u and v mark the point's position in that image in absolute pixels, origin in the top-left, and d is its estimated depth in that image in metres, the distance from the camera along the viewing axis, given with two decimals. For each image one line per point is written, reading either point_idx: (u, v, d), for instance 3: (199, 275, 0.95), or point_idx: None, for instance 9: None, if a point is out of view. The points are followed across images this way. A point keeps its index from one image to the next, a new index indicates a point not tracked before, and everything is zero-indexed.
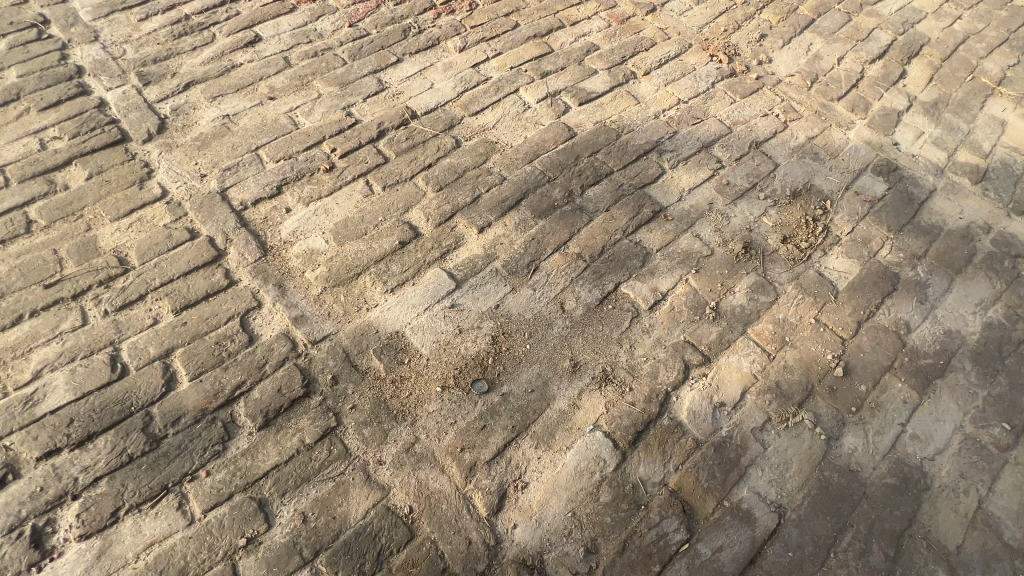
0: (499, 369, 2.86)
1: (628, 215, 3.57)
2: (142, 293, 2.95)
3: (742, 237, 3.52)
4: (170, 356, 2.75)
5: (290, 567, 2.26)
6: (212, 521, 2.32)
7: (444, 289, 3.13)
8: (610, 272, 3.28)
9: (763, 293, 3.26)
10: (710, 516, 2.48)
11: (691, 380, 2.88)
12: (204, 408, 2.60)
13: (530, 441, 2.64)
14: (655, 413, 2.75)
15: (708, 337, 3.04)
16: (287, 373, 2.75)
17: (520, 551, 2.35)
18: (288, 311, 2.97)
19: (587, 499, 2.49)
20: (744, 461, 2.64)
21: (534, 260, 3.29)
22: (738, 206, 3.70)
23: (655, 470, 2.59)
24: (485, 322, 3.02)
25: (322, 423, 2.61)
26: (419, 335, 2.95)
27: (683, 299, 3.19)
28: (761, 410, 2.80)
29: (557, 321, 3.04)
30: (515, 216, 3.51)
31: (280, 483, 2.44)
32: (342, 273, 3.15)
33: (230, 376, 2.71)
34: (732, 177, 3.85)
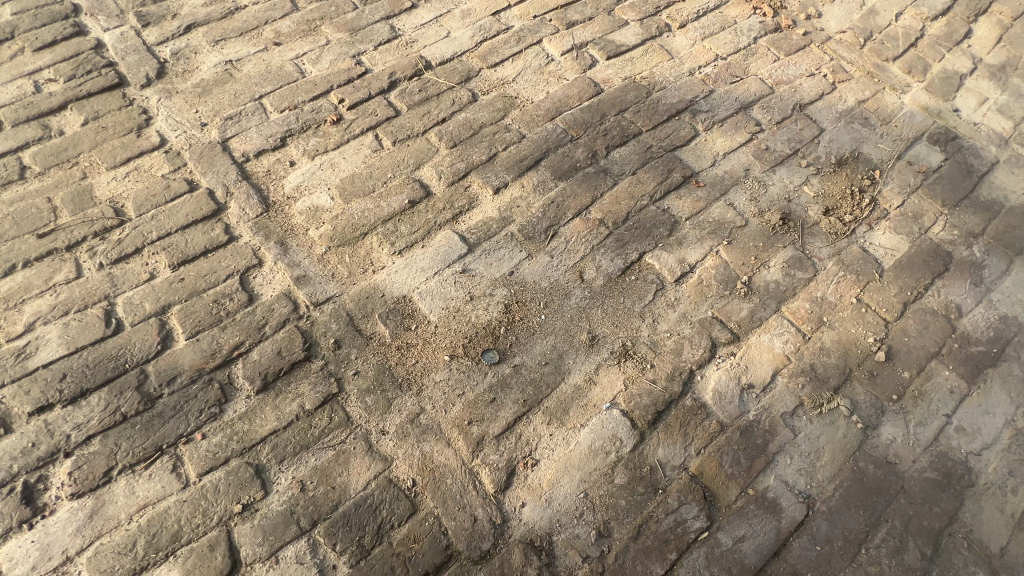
0: (511, 339, 2.68)
1: (656, 179, 3.30)
2: (138, 246, 2.80)
3: (779, 207, 3.24)
4: (167, 313, 2.61)
5: (286, 537, 2.14)
6: (208, 486, 2.22)
7: (456, 253, 2.93)
8: (634, 240, 3.04)
9: (801, 269, 3.00)
10: (733, 504, 2.31)
11: (718, 359, 2.67)
12: (201, 368, 2.47)
13: (542, 417, 2.47)
14: (677, 393, 2.56)
15: (738, 313, 2.81)
16: (288, 335, 2.60)
17: (528, 531, 2.22)
18: (290, 271, 2.80)
19: (601, 480, 2.33)
20: (772, 448, 2.45)
21: (553, 226, 3.06)
22: (777, 174, 3.39)
23: (675, 453, 2.41)
24: (498, 290, 2.82)
25: (323, 388, 2.47)
26: (427, 300, 2.77)
27: (712, 271, 2.95)
28: (793, 393, 2.59)
29: (575, 291, 2.84)
30: (533, 177, 3.26)
31: (278, 449, 2.32)
32: (347, 232, 2.96)
33: (228, 337, 2.57)
34: (772, 141, 3.53)
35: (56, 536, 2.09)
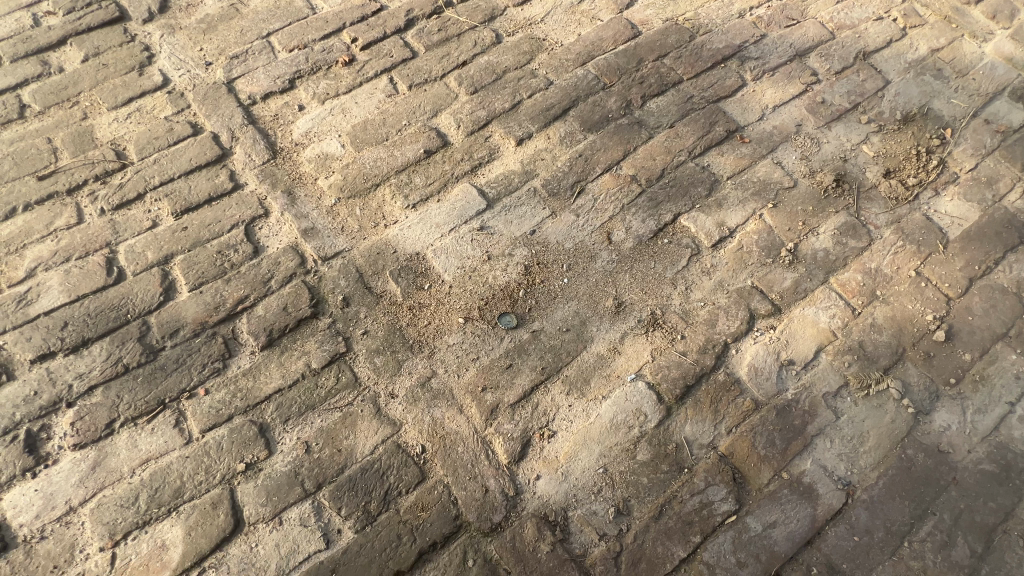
0: (530, 303, 2.49)
1: (696, 133, 2.99)
2: (140, 192, 2.65)
3: (834, 168, 2.91)
4: (169, 263, 2.49)
5: (290, 499, 2.06)
6: (211, 443, 2.14)
7: (473, 208, 2.71)
8: (668, 200, 2.77)
9: (854, 237, 2.71)
10: (764, 488, 2.14)
11: (755, 332, 2.45)
12: (204, 321, 2.36)
13: (561, 387, 2.31)
14: (709, 366, 2.36)
15: (780, 283, 2.57)
16: (294, 291, 2.46)
17: (542, 505, 2.09)
18: (297, 222, 2.63)
19: (622, 456, 2.17)
20: (811, 430, 2.25)
21: (580, 181, 2.81)
22: (833, 130, 3.04)
23: (704, 431, 2.23)
24: (518, 250, 2.62)
25: (330, 347, 2.34)
26: (442, 258, 2.59)
27: (754, 237, 2.69)
28: (837, 372, 2.37)
29: (601, 254, 2.62)
30: (560, 128, 2.98)
31: (283, 408, 2.22)
32: (358, 183, 2.77)
33: (233, 289, 2.44)
34: (829, 94, 3.16)
35: (59, 486, 2.04)
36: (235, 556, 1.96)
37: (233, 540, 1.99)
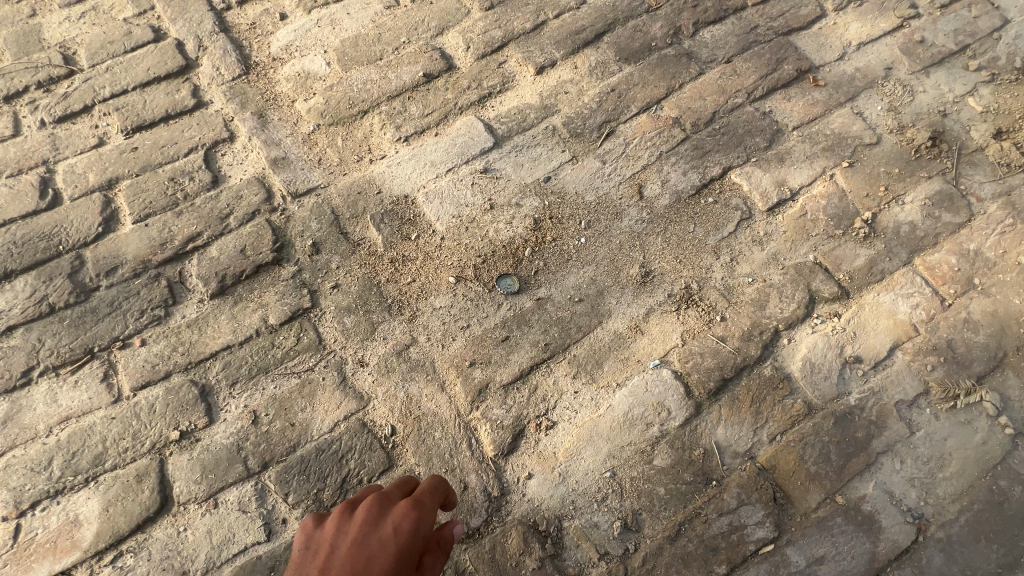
0: (537, 265, 2.04)
1: (758, 71, 2.42)
2: (87, 103, 2.24)
3: (929, 123, 2.33)
4: (113, 189, 2.10)
5: (229, 478, 1.71)
6: (143, 404, 1.79)
7: (478, 146, 2.24)
8: (717, 149, 2.25)
9: (950, 210, 2.16)
10: (812, 514, 1.70)
11: (814, 320, 1.97)
12: (146, 260, 1.98)
13: (566, 368, 1.88)
14: (753, 358, 1.90)
15: (850, 261, 2.06)
16: (256, 231, 2.06)
17: (532, 511, 1.70)
18: (266, 150, 2.20)
19: (635, 459, 1.76)
20: (877, 446, 1.79)
21: (610, 122, 2.30)
22: (931, 77, 2.44)
23: (741, 436, 1.79)
24: (528, 200, 2.16)
25: (292, 301, 1.95)
26: (435, 204, 2.14)
27: (821, 202, 2.17)
28: (916, 377, 1.88)
29: (629, 211, 2.14)
30: (590, 56, 2.45)
31: (231, 369, 1.85)
32: (342, 108, 2.31)
33: (183, 225, 2.05)
34: (930, 32, 2.54)
35: None
36: (158, 541, 1.64)
37: (158, 521, 1.66)
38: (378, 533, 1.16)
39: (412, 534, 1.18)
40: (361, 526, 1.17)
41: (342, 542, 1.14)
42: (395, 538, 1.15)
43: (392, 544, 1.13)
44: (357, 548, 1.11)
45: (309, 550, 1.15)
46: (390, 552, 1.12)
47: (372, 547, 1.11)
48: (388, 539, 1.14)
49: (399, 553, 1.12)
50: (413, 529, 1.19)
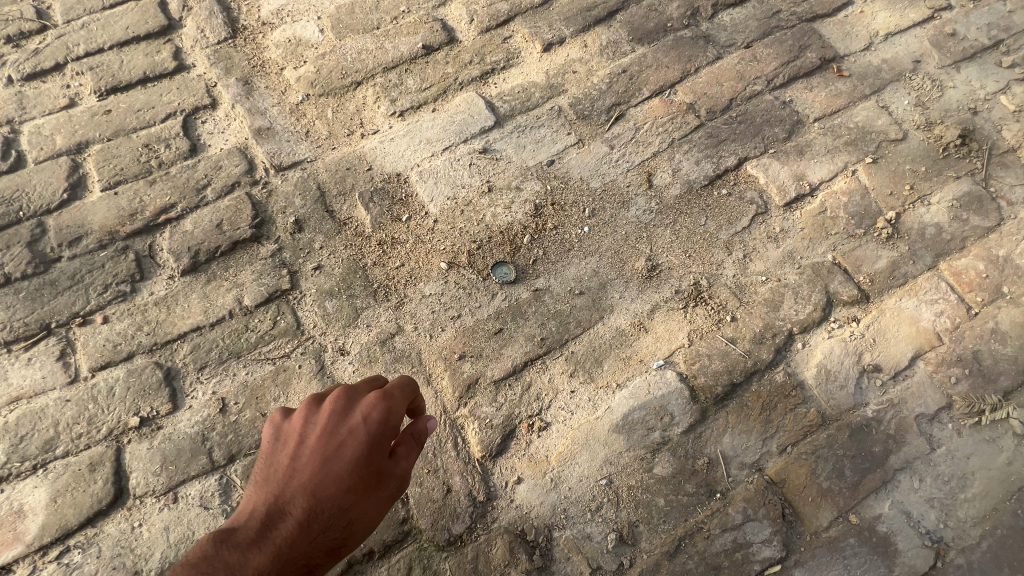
0: (535, 253, 1.90)
1: (779, 58, 2.28)
2: (58, 61, 2.09)
3: (958, 120, 2.19)
4: (81, 153, 1.95)
5: (191, 471, 1.56)
6: (102, 386, 1.65)
7: (477, 124, 2.10)
8: (733, 139, 2.11)
9: (978, 213, 2.02)
10: (823, 534, 1.57)
11: (831, 324, 1.83)
12: (114, 231, 1.83)
13: (563, 366, 1.74)
14: (765, 362, 1.76)
15: (871, 262, 1.92)
16: (234, 204, 1.91)
17: (520, 519, 1.56)
18: (251, 119, 2.05)
19: (633, 466, 1.62)
20: (894, 462, 1.66)
21: (620, 105, 2.16)
22: (962, 72, 2.30)
23: (749, 446, 1.66)
24: (528, 183, 2.01)
25: (269, 281, 1.80)
26: (429, 183, 1.99)
27: (842, 199, 2.03)
28: (939, 390, 1.75)
29: (636, 200, 2.00)
30: (602, 35, 2.30)
31: (199, 352, 1.71)
32: (334, 78, 2.16)
33: (156, 195, 1.90)
34: (961, 25, 2.39)
35: None
36: (109, 537, 1.49)
37: (110, 515, 1.51)
38: (347, 424, 1.14)
39: (383, 424, 1.15)
40: (329, 419, 1.15)
41: (312, 433, 1.15)
42: (362, 431, 1.14)
43: (361, 434, 1.13)
44: (327, 437, 1.13)
45: (280, 436, 1.17)
46: (360, 442, 1.12)
47: (340, 440, 1.12)
48: (357, 431, 1.13)
49: (367, 445, 1.12)
50: (382, 421, 1.15)
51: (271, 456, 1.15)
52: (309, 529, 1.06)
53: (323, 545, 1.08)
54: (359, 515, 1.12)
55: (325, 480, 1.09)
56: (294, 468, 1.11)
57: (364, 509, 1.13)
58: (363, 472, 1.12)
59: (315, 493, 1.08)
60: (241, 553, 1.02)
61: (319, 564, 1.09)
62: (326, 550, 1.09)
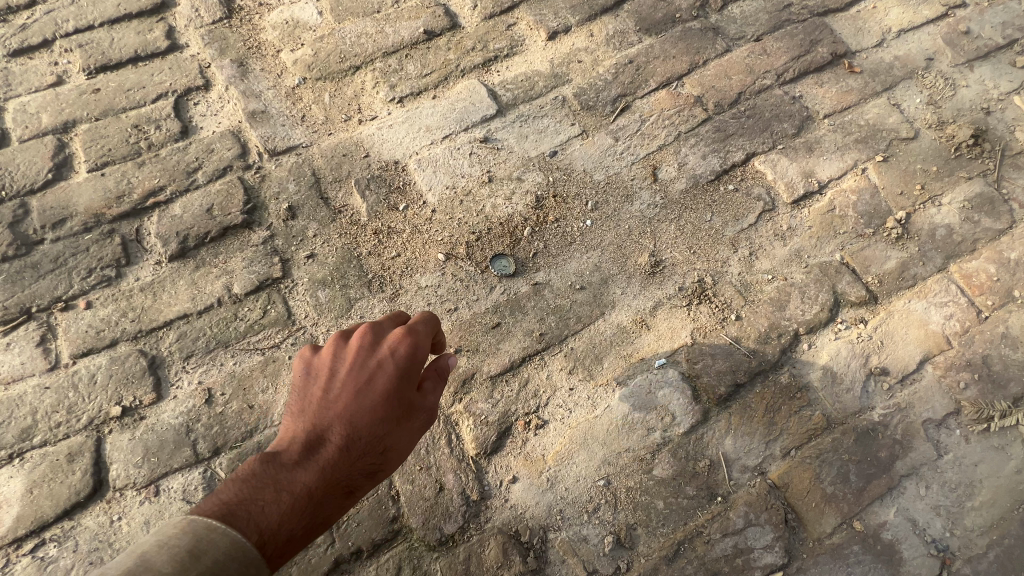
0: (536, 246, 1.85)
1: (790, 53, 2.22)
2: (46, 37, 2.02)
3: (971, 120, 2.14)
4: (68, 132, 1.88)
5: (173, 464, 1.50)
6: (83, 374, 1.59)
7: (479, 112, 2.04)
8: (741, 134, 2.06)
9: (990, 215, 1.97)
10: (826, 540, 1.53)
11: (838, 325, 1.78)
12: (100, 213, 1.77)
13: (562, 363, 1.69)
14: (770, 363, 1.71)
15: (880, 263, 1.87)
16: (226, 189, 1.84)
17: (514, 519, 1.51)
18: (245, 102, 1.98)
19: (632, 467, 1.57)
20: (901, 469, 1.61)
21: (626, 96, 2.10)
22: (975, 71, 2.25)
23: (751, 449, 1.61)
24: (530, 174, 1.96)
25: (260, 269, 1.74)
26: (427, 172, 1.93)
27: (852, 198, 1.98)
28: (947, 395, 1.70)
29: (641, 194, 1.94)
30: (608, 25, 2.25)
31: (186, 341, 1.65)
32: (332, 61, 2.09)
33: (145, 177, 1.84)
34: (975, 23, 2.34)
35: None
36: (87, 531, 1.43)
37: (89, 507, 1.46)
38: (375, 357, 1.14)
39: (410, 358, 1.15)
40: (357, 354, 1.15)
41: (342, 366, 1.14)
42: (391, 363, 1.14)
43: (390, 367, 1.13)
44: (357, 370, 1.13)
45: (310, 370, 1.16)
46: (389, 374, 1.13)
47: (371, 371, 1.13)
48: (386, 364, 1.14)
49: (398, 376, 1.13)
50: (409, 354, 1.15)
51: (301, 389, 1.14)
52: (348, 455, 1.07)
53: (361, 472, 1.08)
54: (393, 444, 1.12)
55: (359, 410, 1.10)
56: (325, 401, 1.11)
57: (396, 440, 1.12)
58: (395, 401, 1.12)
59: (350, 422, 1.09)
60: (283, 475, 1.01)
61: (358, 490, 1.08)
62: (363, 478, 1.08)
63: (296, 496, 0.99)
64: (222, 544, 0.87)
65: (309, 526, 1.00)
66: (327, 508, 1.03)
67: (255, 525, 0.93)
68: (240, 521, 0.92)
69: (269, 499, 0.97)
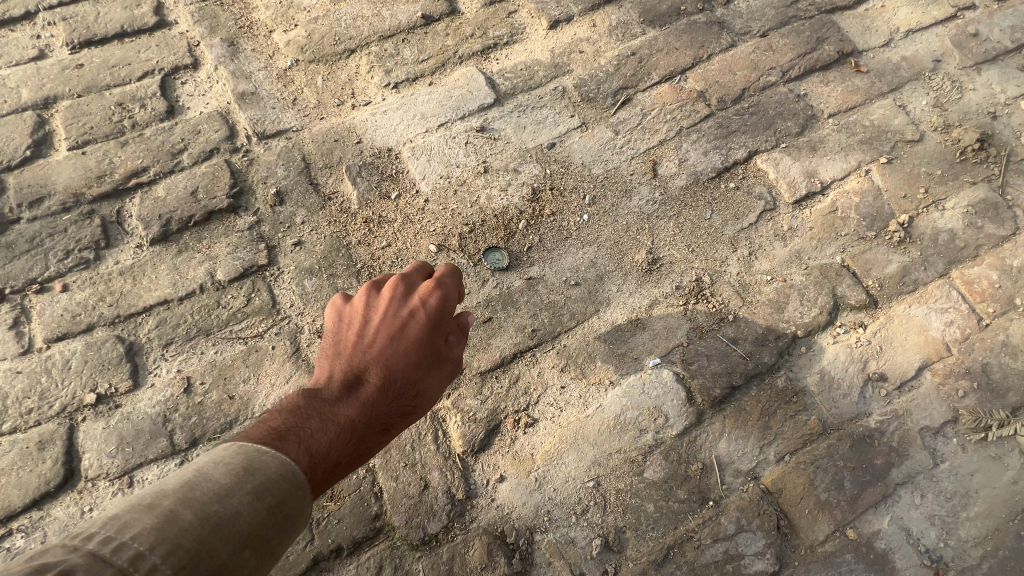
0: (531, 240, 1.80)
1: (796, 49, 2.18)
2: (29, 10, 1.95)
3: (978, 124, 2.10)
4: (49, 109, 1.82)
5: (148, 454, 1.45)
6: (58, 359, 1.53)
7: (476, 101, 1.98)
8: (743, 131, 2.01)
9: (994, 220, 1.93)
10: (818, 548, 1.49)
11: (837, 329, 1.74)
12: (79, 193, 1.70)
13: (554, 360, 1.65)
14: (766, 366, 1.67)
15: (881, 267, 1.84)
16: (212, 172, 1.78)
17: (500, 519, 1.47)
18: (234, 82, 1.92)
19: (622, 469, 1.53)
20: (896, 477, 1.58)
21: (628, 89, 2.05)
22: (983, 75, 2.21)
23: (745, 453, 1.57)
24: (527, 166, 1.90)
25: (245, 256, 1.69)
26: (422, 160, 1.88)
27: (854, 199, 1.94)
28: (945, 403, 1.67)
29: (640, 189, 1.89)
30: (611, 15, 2.19)
31: (165, 327, 1.59)
32: (326, 44, 2.03)
33: (127, 157, 1.77)
34: (984, 26, 2.30)
35: None
36: (56, 521, 1.38)
37: (59, 497, 1.40)
38: (407, 307, 1.16)
39: (440, 310, 1.17)
40: (390, 303, 1.17)
41: (374, 315, 1.17)
42: (423, 314, 1.16)
43: (422, 317, 1.16)
44: (390, 318, 1.15)
45: (343, 316, 1.19)
46: (421, 324, 1.15)
47: (403, 320, 1.15)
48: (418, 314, 1.16)
49: (429, 325, 1.16)
50: (440, 306, 1.17)
51: (336, 334, 1.17)
52: (384, 396, 1.10)
53: (397, 412, 1.12)
54: (424, 390, 1.15)
55: (393, 356, 1.12)
56: (361, 345, 1.14)
57: (428, 387, 1.16)
58: (426, 350, 1.15)
59: (386, 366, 1.12)
60: (326, 409, 1.06)
61: (394, 429, 1.13)
62: (398, 419, 1.12)
63: (340, 427, 1.05)
64: (274, 466, 0.93)
65: (351, 456, 1.05)
66: (367, 443, 1.08)
67: (303, 452, 0.98)
68: (291, 446, 0.98)
69: (315, 428, 1.02)
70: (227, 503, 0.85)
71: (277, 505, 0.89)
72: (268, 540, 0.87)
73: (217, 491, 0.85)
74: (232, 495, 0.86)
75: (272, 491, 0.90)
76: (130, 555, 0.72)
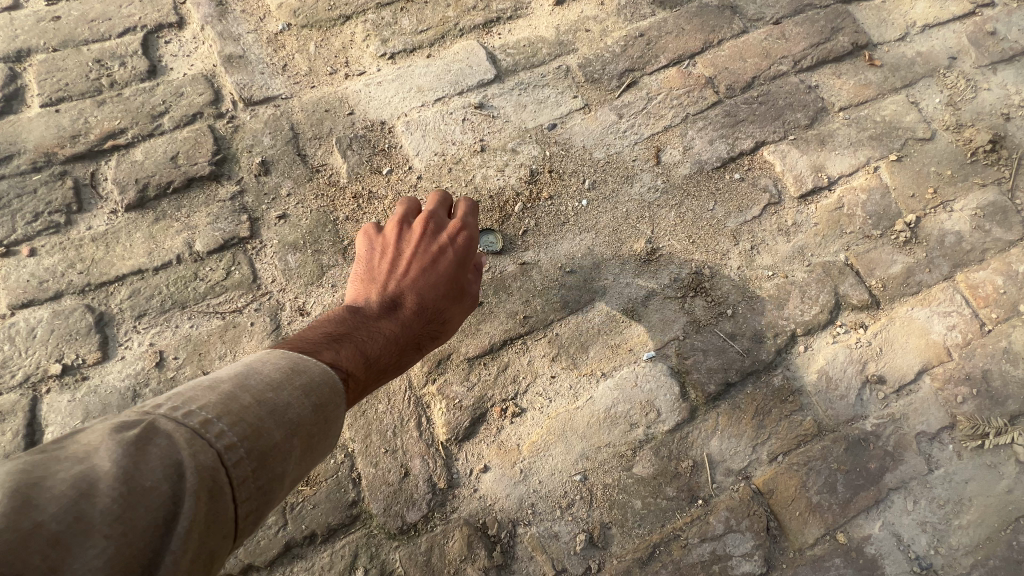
0: (527, 223, 1.73)
1: (809, 39, 2.10)
2: None
3: (990, 125, 2.03)
4: (22, 63, 1.72)
5: None
6: (24, 326, 1.46)
7: (476, 76, 1.89)
8: (751, 121, 1.94)
9: (1002, 225, 1.88)
10: (807, 552, 1.46)
11: (837, 329, 1.69)
12: (51, 153, 1.61)
13: (545, 349, 1.58)
14: (763, 363, 1.62)
15: (885, 267, 1.78)
16: (194, 137, 1.69)
17: (481, 511, 1.42)
18: (221, 44, 1.82)
19: (611, 463, 1.48)
20: (889, 482, 1.54)
21: (634, 71, 1.97)
22: (998, 75, 2.14)
23: (737, 452, 1.53)
24: (526, 146, 1.83)
25: (226, 227, 1.61)
26: (416, 135, 1.80)
27: (861, 196, 1.88)
28: (943, 409, 1.63)
29: (641, 176, 1.83)
30: None
31: (139, 298, 1.51)
32: (320, 9, 1.93)
33: (104, 118, 1.68)
34: (1002, 24, 2.23)
35: None
36: None
37: None
38: (438, 242, 1.25)
39: (467, 247, 1.26)
40: (421, 237, 1.25)
41: (407, 247, 1.25)
42: (451, 250, 1.25)
43: (451, 252, 1.24)
44: (422, 251, 1.23)
45: (376, 248, 1.27)
46: (450, 259, 1.24)
47: (434, 254, 1.23)
48: (447, 250, 1.25)
49: (458, 260, 1.24)
50: (466, 244, 1.27)
51: (370, 263, 1.24)
52: (420, 318, 1.19)
53: (429, 334, 1.20)
54: (451, 318, 1.24)
55: (426, 284, 1.20)
56: (395, 273, 1.21)
57: (454, 314, 1.25)
58: (455, 282, 1.24)
59: (420, 292, 1.20)
60: (369, 323, 1.13)
61: (428, 348, 1.22)
62: (429, 342, 1.21)
63: (384, 341, 1.12)
64: (323, 368, 0.97)
65: (393, 366, 1.14)
66: (403, 360, 1.16)
67: (352, 359, 1.05)
68: (342, 352, 1.04)
69: (362, 340, 1.10)
70: (279, 393, 0.88)
71: (321, 404, 0.93)
72: (314, 435, 0.90)
73: (269, 381, 0.88)
74: (284, 388, 0.89)
75: (318, 391, 0.93)
76: (201, 420, 0.77)
